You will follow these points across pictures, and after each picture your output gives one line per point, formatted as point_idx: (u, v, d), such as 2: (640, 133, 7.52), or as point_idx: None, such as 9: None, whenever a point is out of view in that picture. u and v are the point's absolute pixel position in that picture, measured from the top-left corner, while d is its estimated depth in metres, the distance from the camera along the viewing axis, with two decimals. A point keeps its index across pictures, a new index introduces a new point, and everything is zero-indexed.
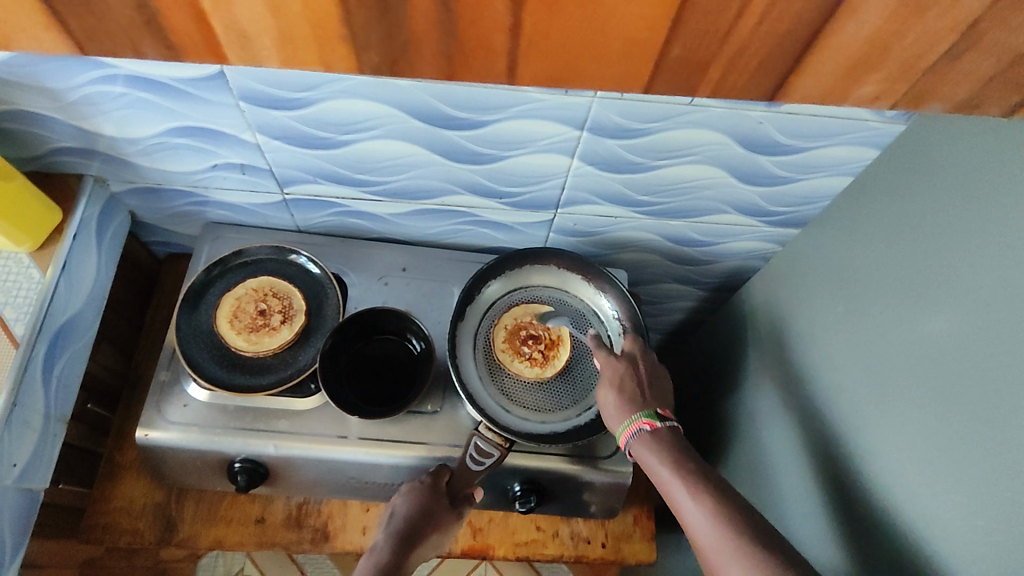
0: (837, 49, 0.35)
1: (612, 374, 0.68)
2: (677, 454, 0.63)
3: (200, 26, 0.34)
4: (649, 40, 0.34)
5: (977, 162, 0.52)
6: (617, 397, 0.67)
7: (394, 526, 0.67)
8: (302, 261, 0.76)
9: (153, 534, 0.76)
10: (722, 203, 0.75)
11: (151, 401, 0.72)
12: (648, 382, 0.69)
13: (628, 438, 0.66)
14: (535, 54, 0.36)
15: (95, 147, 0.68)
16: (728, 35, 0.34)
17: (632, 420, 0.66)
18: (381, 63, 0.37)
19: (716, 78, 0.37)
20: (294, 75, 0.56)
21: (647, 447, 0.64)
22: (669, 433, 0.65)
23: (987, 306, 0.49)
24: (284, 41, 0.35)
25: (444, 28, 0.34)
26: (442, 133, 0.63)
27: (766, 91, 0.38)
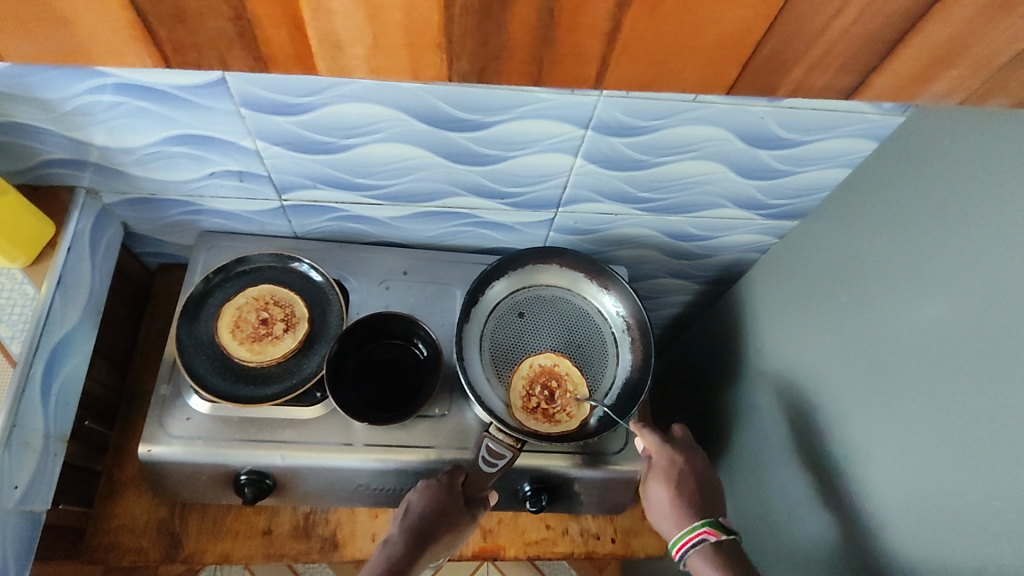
0: (916, 47, 0.40)
1: (667, 471, 0.70)
2: (735, 574, 0.63)
3: (297, 37, 0.39)
4: (739, 43, 0.40)
5: (973, 150, 0.54)
6: (671, 497, 0.69)
7: (409, 522, 0.66)
8: (302, 268, 0.75)
9: (158, 551, 0.75)
10: (721, 197, 0.76)
11: (153, 415, 0.70)
12: (700, 486, 0.70)
13: (686, 547, 0.67)
14: (625, 60, 0.41)
15: (87, 158, 0.66)
16: (819, 36, 0.39)
17: (690, 529, 0.67)
18: (470, 71, 0.41)
19: (798, 78, 0.43)
20: (298, 80, 0.56)
21: (705, 560, 0.65)
22: (728, 547, 0.66)
23: (988, 290, 0.50)
24: (378, 48, 0.40)
25: (542, 35, 0.39)
26: (446, 135, 0.63)
27: (846, 88, 0.44)
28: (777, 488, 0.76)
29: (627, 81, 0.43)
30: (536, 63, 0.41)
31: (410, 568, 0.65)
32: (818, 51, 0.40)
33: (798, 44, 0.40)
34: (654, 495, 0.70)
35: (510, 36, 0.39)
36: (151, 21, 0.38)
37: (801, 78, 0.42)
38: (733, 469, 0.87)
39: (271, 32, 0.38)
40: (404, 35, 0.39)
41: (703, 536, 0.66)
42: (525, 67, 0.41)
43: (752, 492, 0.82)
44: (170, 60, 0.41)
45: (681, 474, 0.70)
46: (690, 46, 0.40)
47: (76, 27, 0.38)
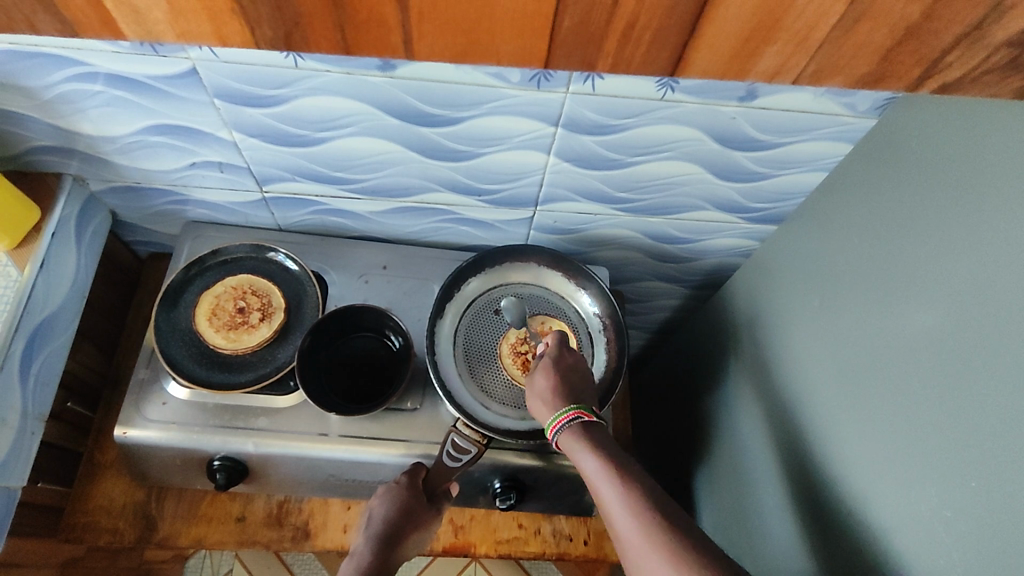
0: (723, 27, 0.41)
1: (551, 361, 0.66)
2: (607, 445, 0.58)
3: (96, 8, 0.40)
4: (539, 11, 0.40)
5: (948, 152, 0.52)
6: (551, 383, 0.65)
7: (374, 528, 0.66)
8: (281, 259, 0.77)
9: (134, 533, 0.76)
10: (700, 199, 0.75)
11: (130, 398, 0.72)
12: (579, 376, 0.66)
13: (558, 426, 0.62)
14: (427, 30, 0.42)
15: (73, 146, 0.68)
16: (616, 5, 0.39)
17: (563, 409, 0.62)
18: (274, 37, 0.42)
19: (614, 52, 0.43)
20: (267, 72, 0.56)
21: (576, 436, 0.60)
22: (601, 426, 0.61)
23: (957, 298, 0.49)
24: (176, 14, 0.40)
25: (334, 3, 0.40)
26: (417, 129, 0.63)
27: (664, 67, 0.44)
28: (751, 496, 0.75)
29: (434, 52, 0.43)
30: (338, 30, 0.42)
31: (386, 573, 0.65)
32: (620, 26, 0.40)
33: (597, 16, 0.40)
34: (535, 381, 0.66)
35: (299, 2, 0.40)
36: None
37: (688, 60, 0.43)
38: (712, 475, 0.86)
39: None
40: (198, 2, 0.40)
41: (577, 414, 0.61)
42: (330, 34, 0.42)
43: (729, 500, 0.81)
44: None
45: (564, 366, 0.66)
46: (485, 19, 0.40)
47: None
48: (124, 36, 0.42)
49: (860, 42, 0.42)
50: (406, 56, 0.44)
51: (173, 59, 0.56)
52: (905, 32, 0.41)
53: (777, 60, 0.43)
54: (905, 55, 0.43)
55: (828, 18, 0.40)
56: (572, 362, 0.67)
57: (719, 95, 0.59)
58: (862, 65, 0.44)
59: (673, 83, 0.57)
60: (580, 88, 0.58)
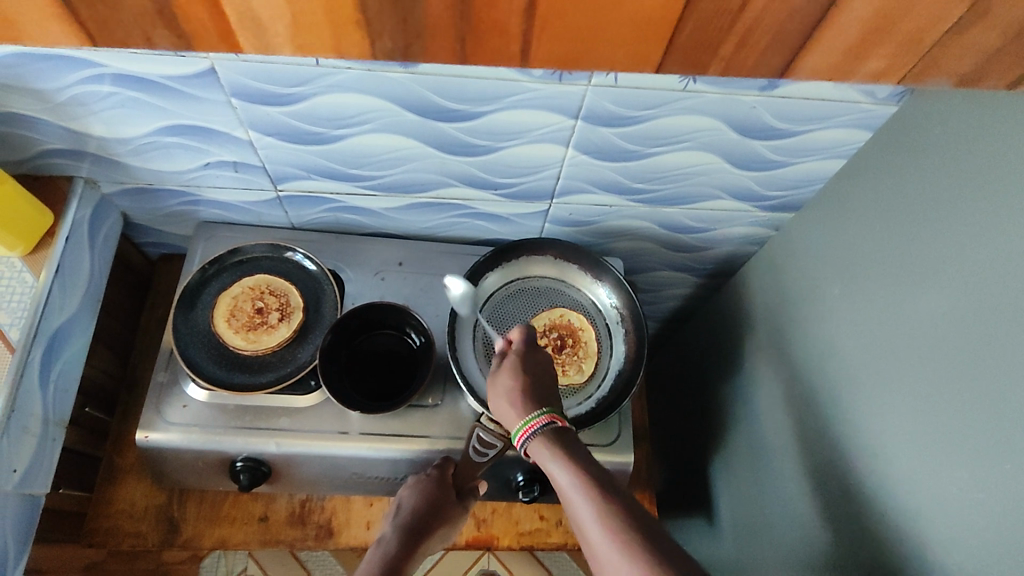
0: (841, 27, 0.45)
1: (514, 362, 0.66)
2: (575, 454, 0.58)
3: (216, 17, 0.43)
4: (662, 17, 0.43)
5: (968, 138, 0.53)
6: (516, 386, 0.64)
7: (402, 518, 0.67)
8: (297, 258, 0.76)
9: (157, 536, 0.76)
10: (717, 188, 0.75)
11: (151, 402, 0.71)
12: (543, 375, 0.66)
13: (526, 434, 0.61)
14: (546, 37, 0.45)
15: (85, 148, 0.67)
16: (740, 11, 0.43)
17: (530, 416, 0.61)
18: (391, 48, 0.46)
19: (730, 55, 0.47)
20: (287, 70, 0.56)
21: (546, 447, 0.59)
22: (568, 431, 0.61)
23: (984, 282, 0.49)
24: (294, 29, 0.44)
25: (458, 12, 0.43)
26: (436, 125, 0.63)
27: (777, 69, 0.48)
28: (770, 482, 0.76)
29: (548, 61, 0.47)
30: (459, 41, 0.45)
31: (405, 566, 0.64)
32: (737, 34, 0.45)
33: (719, 20, 0.44)
34: (499, 385, 0.65)
35: (427, 11, 0.43)
36: (76, 5, 0.42)
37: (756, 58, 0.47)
38: (729, 461, 0.87)
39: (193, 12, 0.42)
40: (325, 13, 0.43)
41: (545, 420, 0.61)
42: (449, 44, 0.45)
43: (746, 486, 0.82)
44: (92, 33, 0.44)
45: (528, 367, 0.66)
46: (598, 37, 0.45)
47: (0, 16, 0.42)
48: (240, 49, 0.46)
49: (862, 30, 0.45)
50: (520, 64, 0.47)
51: (190, 59, 0.55)
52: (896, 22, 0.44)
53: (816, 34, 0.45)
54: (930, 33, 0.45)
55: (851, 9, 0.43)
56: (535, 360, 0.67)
57: (741, 85, 0.59)
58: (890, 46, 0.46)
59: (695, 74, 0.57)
60: (603, 80, 0.57)
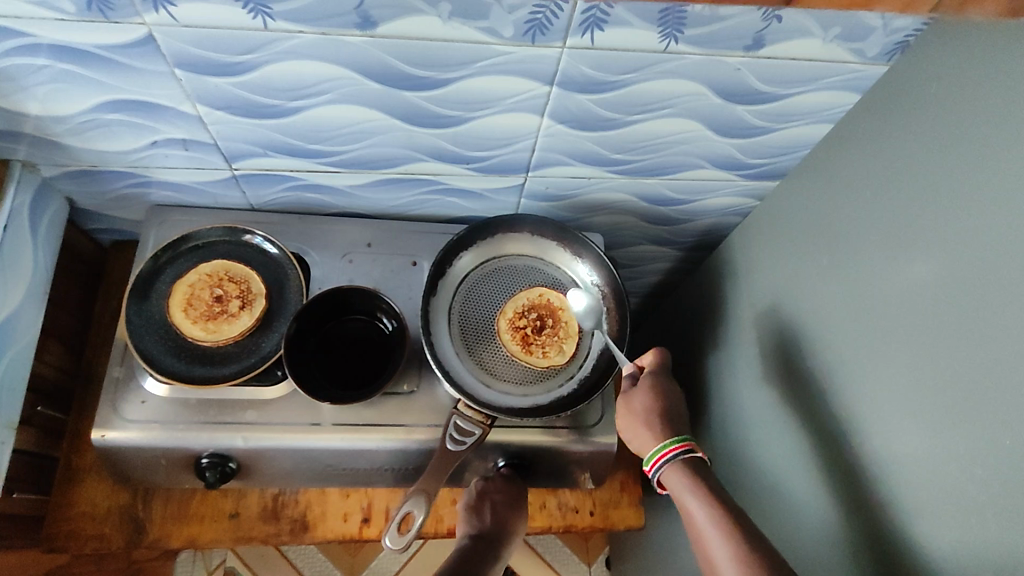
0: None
1: (646, 390, 0.68)
2: (712, 491, 0.59)
3: None
4: None
5: (963, 95, 0.50)
6: (651, 413, 0.66)
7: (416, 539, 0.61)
8: (256, 241, 0.72)
9: (122, 538, 0.72)
10: (699, 157, 0.72)
11: (106, 399, 0.67)
12: (673, 407, 0.68)
13: (662, 461, 0.63)
14: None
15: (19, 128, 0.62)
16: None
17: (666, 441, 0.64)
18: None
19: None
20: (233, 36, 0.51)
21: (680, 476, 0.61)
22: (703, 463, 0.62)
23: (981, 247, 0.47)
24: None
25: None
26: (401, 94, 0.59)
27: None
28: (757, 459, 0.74)
29: None
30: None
31: None
32: None
33: None
34: (632, 415, 0.67)
35: None
36: None
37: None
38: (715, 437, 0.85)
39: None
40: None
41: (684, 449, 0.63)
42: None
43: (731, 461, 0.80)
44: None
45: (659, 396, 0.68)
46: None
47: None
48: None
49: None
50: None
51: (125, 25, 0.50)
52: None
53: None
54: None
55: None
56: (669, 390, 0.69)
57: (725, 46, 0.56)
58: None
59: (677, 33, 0.53)
60: (578, 42, 0.53)
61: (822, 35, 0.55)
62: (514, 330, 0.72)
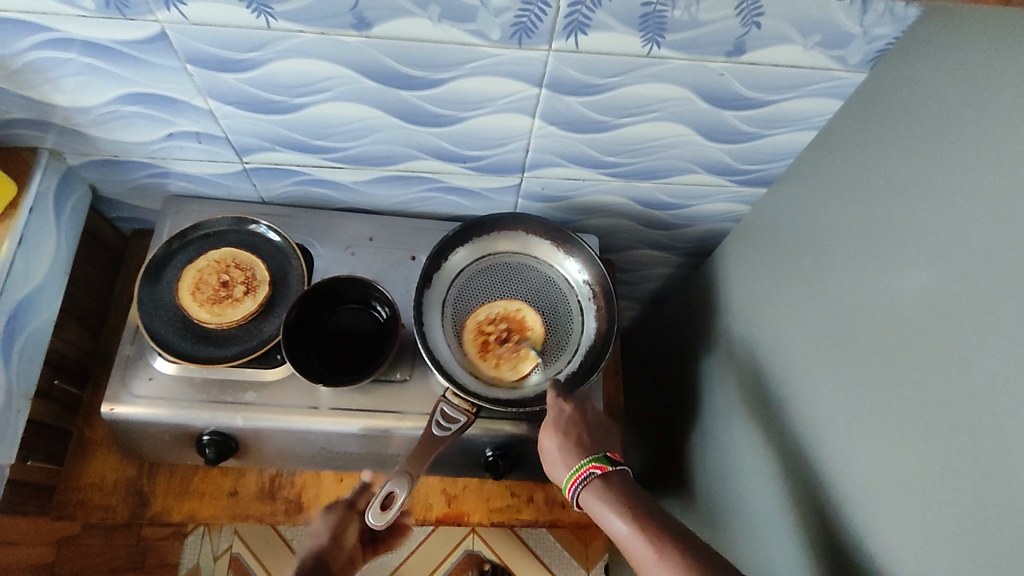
0: None
1: (555, 419, 0.66)
2: (630, 503, 0.60)
3: None
4: None
5: (945, 107, 0.50)
6: (561, 444, 0.65)
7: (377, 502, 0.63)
8: (262, 230, 0.76)
9: (127, 509, 0.76)
10: (690, 162, 0.74)
11: (116, 375, 0.71)
12: (588, 426, 0.66)
13: (576, 484, 0.62)
14: None
15: (47, 118, 0.67)
16: None
17: (580, 464, 0.63)
18: None
19: None
20: (240, 34, 0.55)
21: (597, 498, 0.61)
22: (619, 474, 0.63)
23: (949, 249, 0.48)
24: None
25: None
26: (398, 93, 0.62)
27: None
28: (740, 461, 0.75)
29: None
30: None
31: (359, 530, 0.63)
32: None
33: None
34: (546, 445, 0.66)
35: None
36: None
37: None
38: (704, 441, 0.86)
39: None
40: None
41: (591, 470, 0.62)
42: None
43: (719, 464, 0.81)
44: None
45: (569, 420, 0.66)
46: None
47: None
48: None
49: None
50: None
51: (140, 22, 0.54)
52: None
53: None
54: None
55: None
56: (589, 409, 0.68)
57: (707, 51, 0.58)
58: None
59: (658, 38, 0.56)
60: (563, 45, 0.56)
61: (802, 42, 0.57)
62: (479, 335, 0.74)
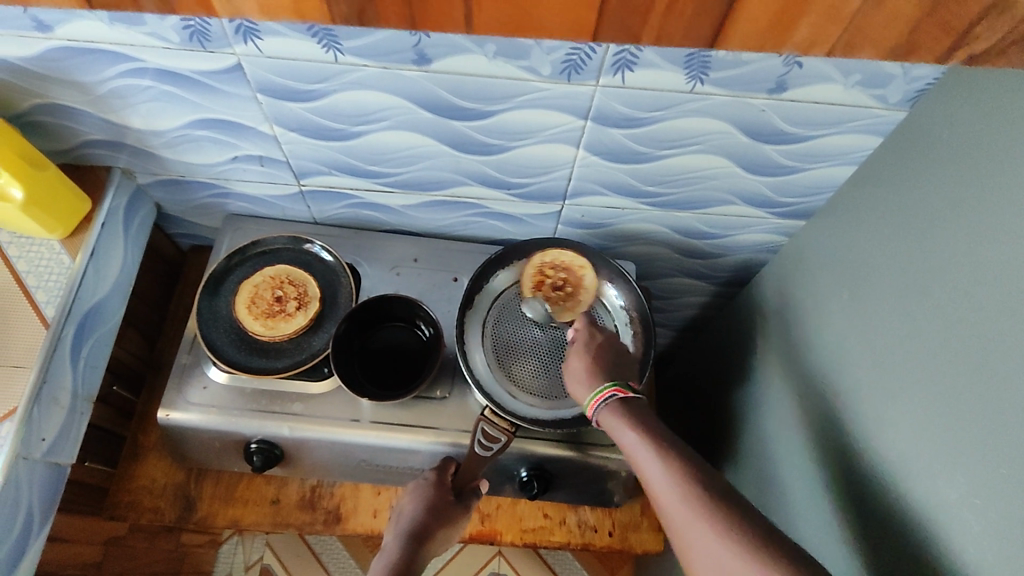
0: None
1: (584, 344, 0.68)
2: (643, 419, 0.59)
3: None
4: None
5: (986, 146, 0.51)
6: (585, 364, 0.66)
7: (403, 525, 0.67)
8: (315, 250, 0.79)
9: (174, 512, 0.79)
10: (729, 193, 0.76)
11: (173, 383, 0.75)
12: (616, 354, 0.68)
13: (598, 404, 0.63)
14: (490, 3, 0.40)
15: (123, 140, 0.72)
16: None
17: (602, 386, 0.63)
18: (351, 13, 0.41)
19: (659, 25, 0.41)
20: (308, 68, 0.59)
21: (614, 414, 0.61)
22: (638, 400, 0.62)
23: (983, 284, 0.49)
24: None
25: None
26: (450, 123, 0.65)
27: (707, 40, 0.41)
28: (777, 490, 0.75)
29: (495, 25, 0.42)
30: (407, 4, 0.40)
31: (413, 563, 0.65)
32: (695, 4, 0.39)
33: None
34: (571, 365, 0.67)
35: None
36: None
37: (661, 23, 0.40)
38: (739, 469, 0.86)
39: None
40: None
41: (613, 392, 0.62)
42: (399, 7, 0.41)
43: (754, 493, 0.81)
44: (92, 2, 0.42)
45: (597, 347, 0.68)
46: None
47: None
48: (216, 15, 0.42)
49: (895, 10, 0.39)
50: (467, 31, 0.42)
51: (218, 54, 0.58)
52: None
53: (814, 33, 0.41)
54: (932, 26, 0.40)
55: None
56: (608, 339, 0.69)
57: (749, 88, 0.60)
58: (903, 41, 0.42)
59: (702, 75, 0.58)
60: (610, 81, 0.59)
61: (842, 80, 0.59)
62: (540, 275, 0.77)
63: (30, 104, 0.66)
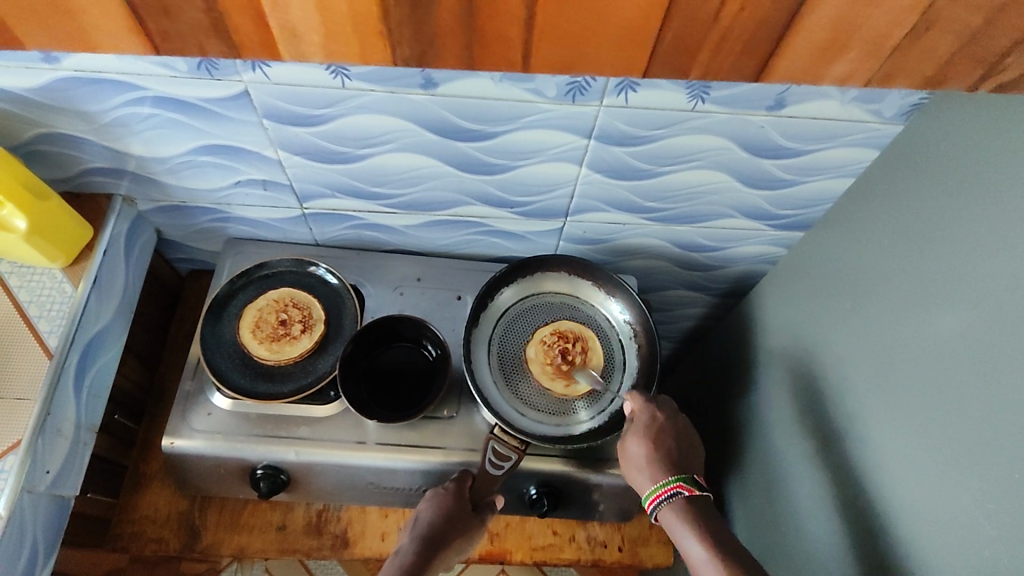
0: (812, 32, 0.42)
1: (647, 427, 0.70)
2: (707, 526, 0.64)
3: (258, 24, 0.41)
4: (645, 26, 0.41)
5: (982, 157, 0.53)
6: (649, 454, 0.68)
7: (419, 530, 0.68)
8: (319, 271, 0.79)
9: (179, 541, 0.78)
10: (729, 207, 0.77)
11: (177, 409, 0.73)
12: (676, 443, 0.70)
13: (659, 500, 0.67)
14: (545, 45, 0.43)
15: (125, 167, 0.71)
16: (715, 21, 0.41)
17: (667, 480, 0.67)
18: (411, 57, 0.44)
19: (707, 60, 0.44)
20: (316, 93, 0.59)
21: (678, 514, 0.66)
22: (702, 499, 0.67)
23: (991, 296, 0.50)
24: (329, 36, 0.42)
25: (465, 23, 0.41)
26: (455, 144, 0.66)
27: (751, 73, 0.44)
28: (787, 500, 0.75)
29: (549, 66, 0.45)
30: (467, 49, 0.43)
31: (424, 570, 0.67)
32: (717, 34, 0.42)
33: (697, 27, 0.41)
34: (631, 449, 0.69)
35: (440, 23, 0.41)
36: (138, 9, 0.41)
37: (708, 61, 0.43)
38: (745, 479, 0.87)
39: (238, 20, 0.41)
40: (350, 20, 0.41)
41: (677, 489, 0.67)
42: (458, 51, 0.43)
43: (763, 502, 0.82)
44: (157, 46, 0.43)
45: (659, 431, 0.70)
46: (595, 31, 0.42)
47: (79, 18, 0.41)
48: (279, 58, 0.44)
49: (930, 49, 0.43)
50: (521, 70, 0.45)
51: (226, 82, 0.59)
52: (968, 38, 0.42)
53: (852, 67, 0.44)
54: (965, 59, 0.43)
55: (902, 27, 0.41)
56: (668, 422, 0.71)
57: (749, 106, 0.61)
58: (925, 66, 0.44)
59: (704, 94, 0.60)
60: (614, 101, 0.60)
61: (839, 97, 0.61)
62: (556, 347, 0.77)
63: (32, 133, 0.66)
